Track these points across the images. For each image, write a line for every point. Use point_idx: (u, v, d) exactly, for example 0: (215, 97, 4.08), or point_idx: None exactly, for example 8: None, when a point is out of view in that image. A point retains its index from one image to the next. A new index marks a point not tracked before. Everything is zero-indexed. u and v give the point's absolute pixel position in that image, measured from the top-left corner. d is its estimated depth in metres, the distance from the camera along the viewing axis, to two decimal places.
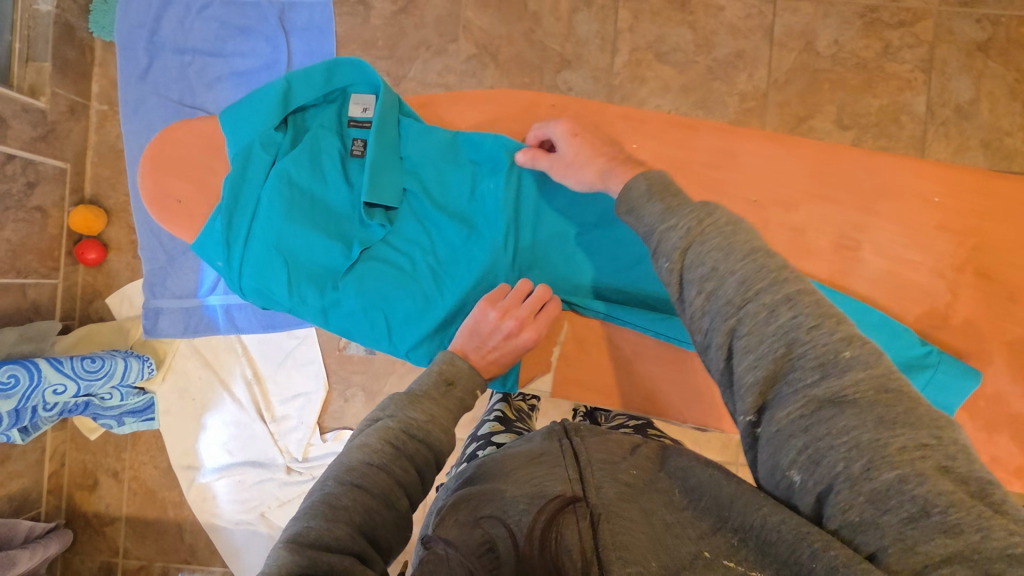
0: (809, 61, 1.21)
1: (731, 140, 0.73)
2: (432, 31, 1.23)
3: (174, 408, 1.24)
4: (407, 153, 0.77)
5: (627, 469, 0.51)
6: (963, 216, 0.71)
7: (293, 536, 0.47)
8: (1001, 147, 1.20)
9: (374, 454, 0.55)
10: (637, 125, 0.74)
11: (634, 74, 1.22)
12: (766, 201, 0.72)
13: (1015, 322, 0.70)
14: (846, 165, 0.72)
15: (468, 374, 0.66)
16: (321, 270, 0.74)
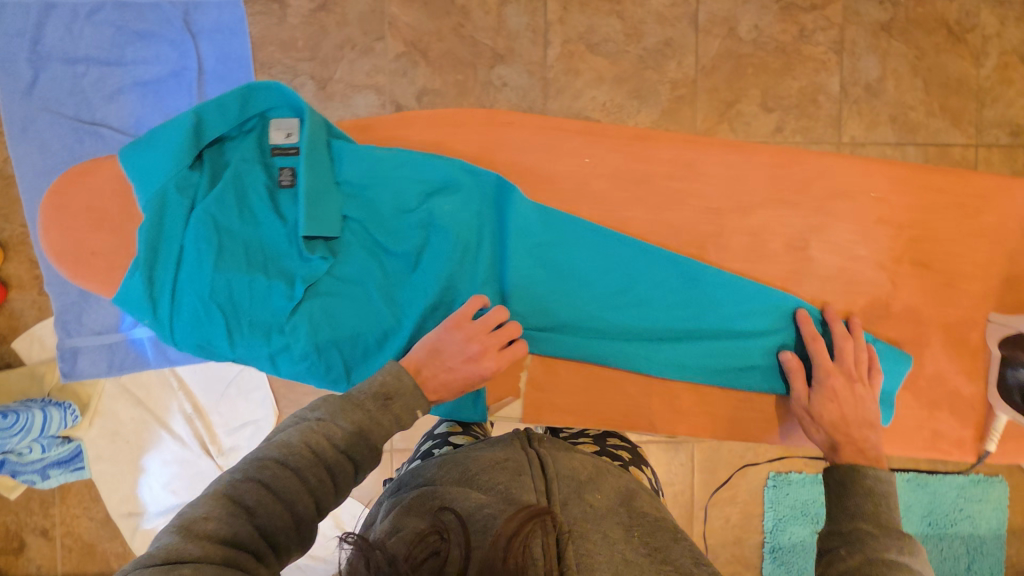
0: (733, 46, 1.24)
1: (686, 151, 0.86)
2: (356, 29, 1.17)
3: (106, 454, 1.13)
4: (343, 177, 0.79)
5: (591, 492, 0.67)
6: (904, 211, 0.85)
7: (187, 523, 0.48)
8: (907, 121, 1.29)
9: (291, 456, 0.55)
10: (592, 141, 0.86)
11: (568, 67, 1.21)
12: (724, 209, 0.85)
13: (953, 305, 0.85)
14: (799, 167, 0.85)
15: (411, 394, 0.65)
16: (264, 315, 0.75)
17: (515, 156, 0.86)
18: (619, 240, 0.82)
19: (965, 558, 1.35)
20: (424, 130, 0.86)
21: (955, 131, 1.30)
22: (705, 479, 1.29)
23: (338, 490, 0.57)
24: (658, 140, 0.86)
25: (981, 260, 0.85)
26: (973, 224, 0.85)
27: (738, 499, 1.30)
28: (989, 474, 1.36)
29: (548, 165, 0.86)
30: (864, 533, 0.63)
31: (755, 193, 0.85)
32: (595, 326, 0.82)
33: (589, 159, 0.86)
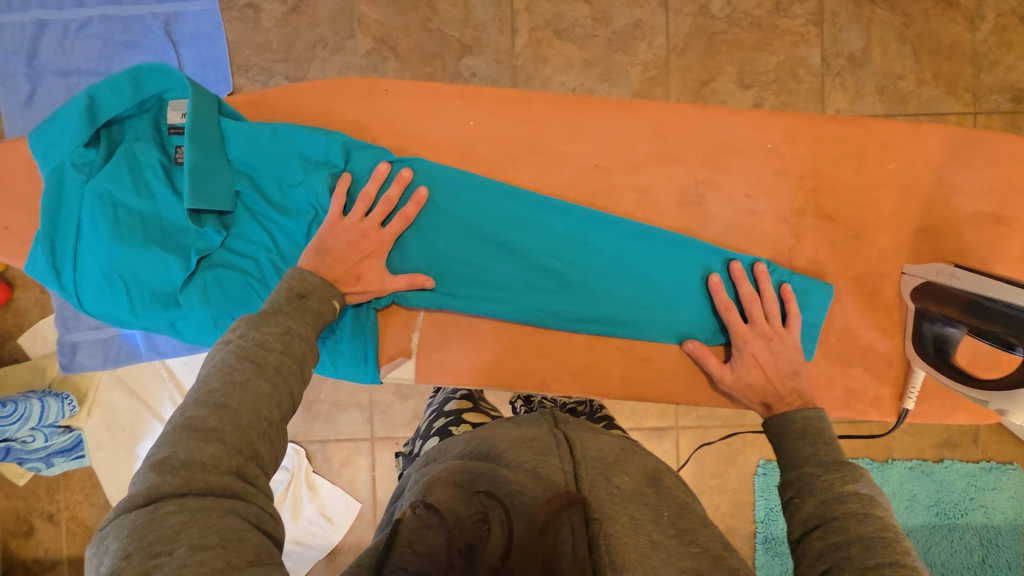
0: (705, 24, 1.22)
1: (569, 112, 0.85)
2: (327, 29, 1.20)
3: (104, 443, 1.20)
4: (234, 154, 0.78)
5: (619, 475, 0.58)
6: (797, 162, 0.83)
7: (160, 460, 0.49)
8: (895, 91, 1.24)
9: (232, 374, 0.55)
10: (472, 105, 0.85)
11: (536, 54, 1.22)
12: (609, 165, 0.84)
13: (857, 259, 0.83)
14: (683, 125, 0.84)
15: (320, 287, 0.68)
16: (162, 287, 0.76)
17: (398, 123, 0.84)
18: (518, 196, 0.81)
19: (978, 551, 1.26)
20: (313, 101, 0.84)
21: (949, 99, 1.24)
22: (692, 467, 1.26)
23: (292, 393, 0.58)
24: (535, 103, 0.85)
25: (886, 209, 0.83)
26: (876, 172, 0.83)
27: (727, 488, 1.27)
28: (1003, 461, 1.27)
29: (429, 131, 0.84)
30: (807, 475, 0.60)
31: (637, 150, 0.85)
32: (496, 282, 0.80)
33: (473, 122, 0.85)
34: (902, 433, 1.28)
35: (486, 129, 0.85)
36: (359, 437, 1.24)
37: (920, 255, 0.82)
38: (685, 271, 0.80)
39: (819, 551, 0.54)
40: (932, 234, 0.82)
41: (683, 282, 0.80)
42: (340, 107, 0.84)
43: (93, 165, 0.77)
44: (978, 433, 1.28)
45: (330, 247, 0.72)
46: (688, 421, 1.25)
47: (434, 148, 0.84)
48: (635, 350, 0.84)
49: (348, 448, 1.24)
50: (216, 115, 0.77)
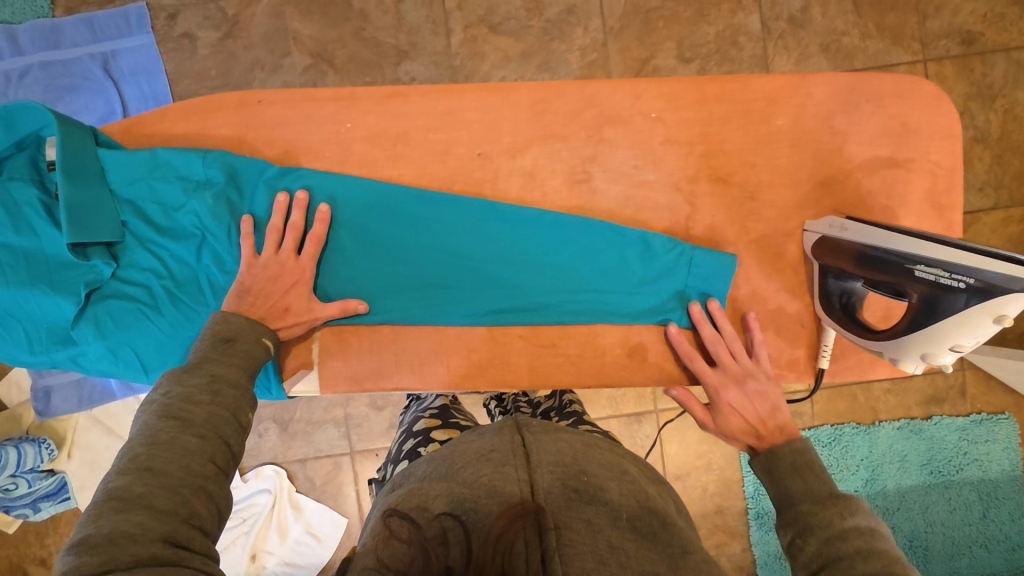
0: (639, 3, 1.21)
1: (444, 100, 0.81)
2: (263, 50, 1.21)
3: (88, 483, 1.21)
4: (115, 184, 0.77)
5: (576, 473, 0.59)
6: (684, 127, 0.81)
7: (82, 539, 0.50)
8: (841, 48, 1.22)
9: (158, 434, 0.58)
10: (349, 106, 0.81)
11: (473, 51, 1.21)
12: (492, 151, 0.81)
13: (756, 220, 0.81)
14: (565, 100, 0.81)
15: (248, 329, 0.70)
16: (59, 322, 0.76)
17: (277, 131, 0.80)
18: (408, 194, 0.80)
19: (978, 506, 1.22)
20: (194, 120, 0.80)
21: (897, 50, 1.22)
22: (675, 450, 1.24)
23: (226, 440, 0.61)
24: (413, 96, 0.81)
25: (781, 166, 0.80)
26: (766, 129, 0.80)
27: (713, 467, 1.24)
28: (994, 412, 1.24)
29: (305, 138, 0.81)
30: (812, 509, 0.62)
31: (518, 133, 0.81)
32: (407, 287, 0.80)
33: (351, 124, 0.81)
34: (886, 393, 1.25)
35: (363, 129, 0.81)
36: (337, 452, 1.24)
37: (825, 210, 0.80)
38: (573, 257, 0.79)
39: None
40: (835, 185, 0.80)
41: (580, 269, 0.80)
42: (216, 123, 0.81)
43: None
44: (965, 385, 1.24)
45: (251, 287, 0.73)
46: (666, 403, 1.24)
47: (312, 153, 0.81)
48: (538, 336, 0.81)
49: (328, 464, 1.24)
50: (91, 147, 0.76)
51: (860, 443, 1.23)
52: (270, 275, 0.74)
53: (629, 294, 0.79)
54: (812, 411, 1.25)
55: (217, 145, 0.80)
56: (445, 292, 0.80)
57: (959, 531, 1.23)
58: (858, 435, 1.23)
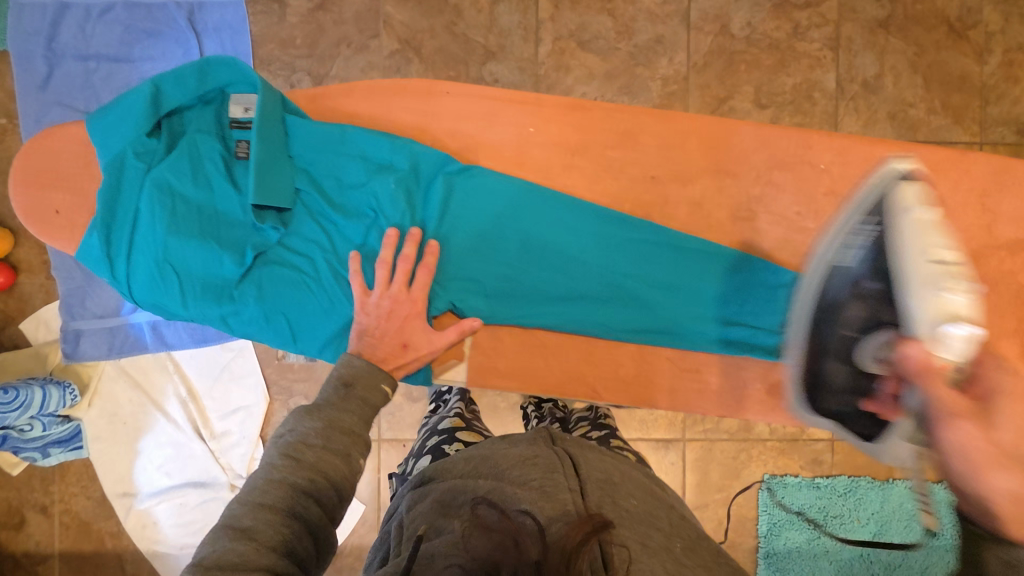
0: (724, 44, 1.25)
1: (624, 120, 0.80)
2: (353, 27, 1.21)
3: (104, 434, 1.17)
4: (295, 152, 0.77)
5: (624, 497, 0.62)
6: (847, 182, 0.78)
7: (199, 562, 0.51)
8: (906, 118, 1.27)
9: (274, 471, 0.58)
10: (532, 110, 0.81)
11: (558, 63, 1.23)
12: (664, 177, 0.80)
13: None
14: (742, 137, 0.80)
15: (367, 372, 0.69)
16: (217, 279, 0.75)
17: (455, 125, 0.81)
18: (577, 207, 0.79)
19: None
20: (377, 103, 0.81)
21: (957, 128, 1.27)
22: (696, 478, 1.27)
23: (334, 484, 0.59)
24: (595, 111, 0.80)
25: None
26: None
27: (731, 502, 1.28)
28: None
29: (487, 135, 0.81)
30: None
31: (691, 164, 0.80)
32: (555, 302, 0.79)
33: (534, 129, 0.81)
34: None
35: (543, 135, 0.81)
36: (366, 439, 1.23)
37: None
38: (735, 298, 0.78)
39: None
40: (976, 259, 0.81)
41: (737, 311, 0.78)
42: (393, 107, 0.81)
43: (153, 156, 0.75)
44: None
45: (367, 327, 0.74)
46: (694, 433, 1.27)
47: (487, 150, 0.81)
48: (681, 361, 0.81)
49: None
50: (281, 112, 0.76)
51: (874, 498, 1.27)
52: (384, 300, 0.74)
53: (788, 342, 0.78)
54: (830, 459, 1.28)
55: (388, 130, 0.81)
56: (599, 313, 0.79)
57: None
58: (874, 490, 1.27)
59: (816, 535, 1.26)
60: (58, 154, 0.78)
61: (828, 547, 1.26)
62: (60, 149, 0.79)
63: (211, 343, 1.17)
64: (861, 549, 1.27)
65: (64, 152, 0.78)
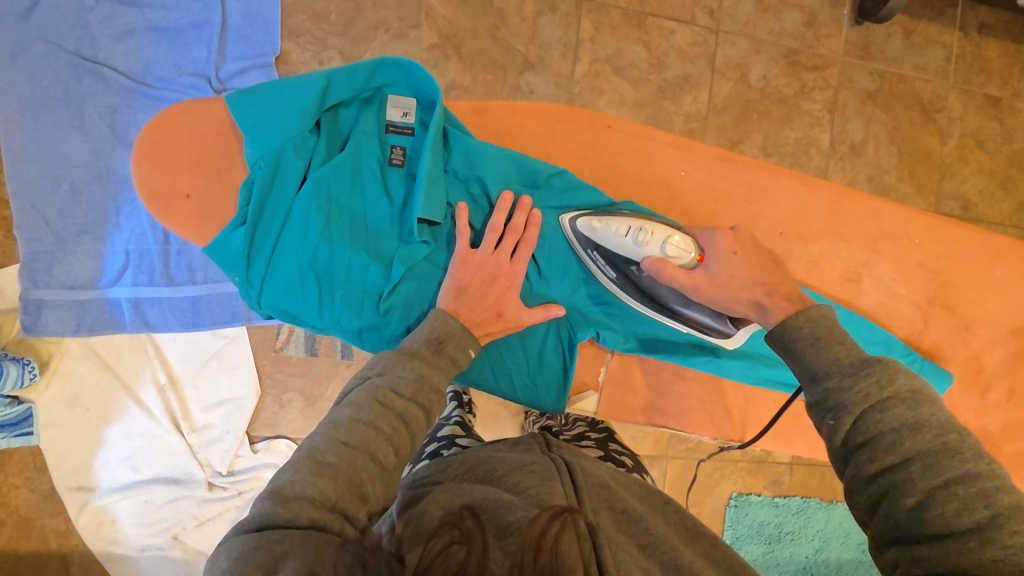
0: (742, 91, 1.33)
1: (765, 176, 0.85)
2: (393, 13, 1.15)
3: (61, 420, 1.05)
4: (453, 166, 0.77)
5: (620, 499, 0.58)
6: (935, 257, 0.86)
7: (277, 489, 0.48)
8: (881, 183, 1.43)
9: (361, 411, 0.54)
10: (687, 155, 0.84)
11: (593, 84, 1.26)
12: (790, 235, 0.85)
13: (965, 346, 0.86)
14: (858, 207, 0.85)
15: (460, 335, 0.66)
16: (359, 290, 0.73)
17: (614, 159, 0.84)
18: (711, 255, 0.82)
19: None
20: (541, 124, 0.83)
21: (918, 197, 1.45)
22: (673, 492, 1.35)
23: (414, 437, 0.56)
24: (739, 164, 0.85)
25: (991, 308, 0.87)
26: (987, 275, 0.86)
27: (702, 517, 1.37)
28: None
29: (638, 171, 0.84)
30: (835, 390, 0.58)
31: (815, 223, 0.85)
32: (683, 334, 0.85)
33: (685, 173, 0.84)
34: None
35: (694, 181, 0.84)
36: None
37: (1011, 352, 0.87)
38: None
39: (872, 476, 0.54)
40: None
41: None
42: (560, 137, 0.83)
43: (311, 155, 0.73)
44: None
45: (467, 286, 0.72)
46: (677, 452, 1.34)
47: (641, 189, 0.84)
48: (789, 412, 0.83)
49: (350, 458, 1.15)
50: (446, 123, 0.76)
51: (820, 517, 1.41)
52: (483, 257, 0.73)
53: None
54: (789, 481, 1.41)
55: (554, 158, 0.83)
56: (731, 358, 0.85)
57: None
58: (821, 509, 1.41)
59: (770, 549, 1.39)
60: (187, 131, 0.75)
61: (778, 559, 1.39)
62: (188, 125, 0.75)
63: (202, 328, 1.06)
64: (804, 563, 1.40)
65: (192, 130, 0.75)
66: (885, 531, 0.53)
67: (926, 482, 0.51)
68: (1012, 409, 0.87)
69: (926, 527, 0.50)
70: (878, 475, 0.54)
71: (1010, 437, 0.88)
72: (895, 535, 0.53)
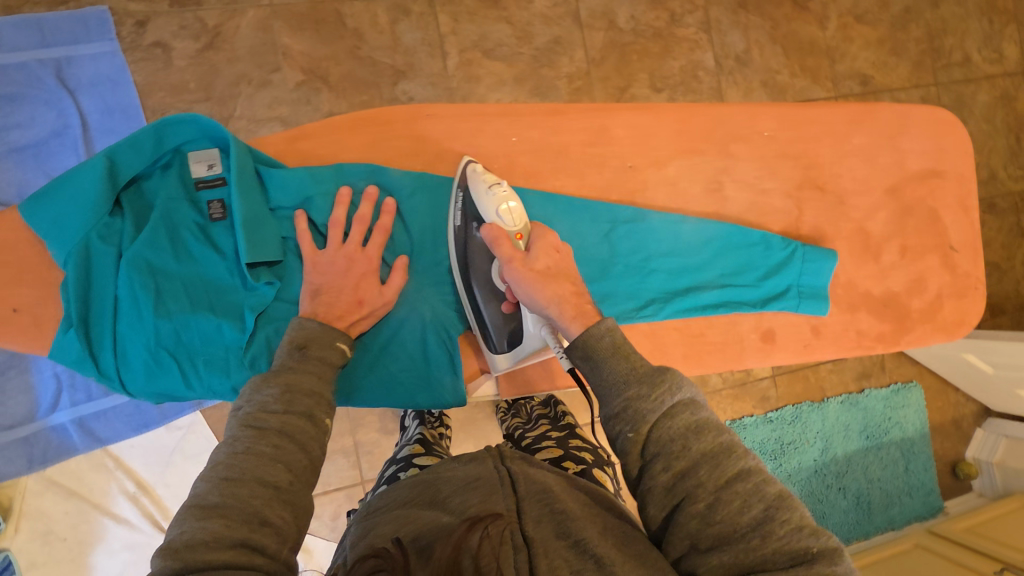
0: (615, 37, 1.34)
1: (599, 117, 0.83)
2: (249, 64, 1.15)
3: (40, 558, 1.04)
4: (277, 204, 0.73)
5: (564, 504, 0.57)
6: (789, 142, 0.88)
7: (166, 544, 0.44)
8: (776, 84, 1.44)
9: (236, 443, 0.50)
10: (515, 120, 0.82)
11: (468, 74, 1.26)
12: (642, 164, 0.84)
13: (846, 218, 0.88)
14: (700, 120, 0.86)
15: (323, 333, 0.62)
16: (219, 352, 0.71)
17: (448, 143, 0.80)
18: (566, 205, 0.80)
19: (902, 461, 1.50)
20: (358, 136, 0.79)
21: (816, 87, 1.47)
22: None
23: (302, 447, 0.52)
24: (571, 112, 0.83)
25: (860, 176, 0.89)
26: (848, 146, 0.88)
27: None
28: (905, 382, 1.52)
29: (475, 148, 0.81)
30: (634, 400, 0.56)
31: (664, 147, 0.85)
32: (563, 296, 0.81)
33: (517, 137, 0.81)
34: (830, 373, 1.48)
35: (530, 143, 0.81)
36: (347, 485, 1.16)
37: (891, 212, 0.89)
38: (739, 272, 0.84)
39: (668, 485, 0.54)
40: (899, 191, 0.90)
41: (742, 279, 0.84)
42: (385, 139, 0.79)
43: (122, 237, 0.70)
44: (884, 361, 1.51)
45: (321, 286, 0.68)
46: None
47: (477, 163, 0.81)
48: (688, 329, 0.85)
49: (337, 501, 1.16)
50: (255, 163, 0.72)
51: (816, 419, 1.44)
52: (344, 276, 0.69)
53: (781, 302, 0.84)
54: (776, 394, 1.43)
55: (391, 154, 0.79)
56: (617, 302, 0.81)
57: (891, 484, 1.48)
58: (815, 411, 1.44)
59: (779, 463, 1.40)
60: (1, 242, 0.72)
61: (789, 471, 1.41)
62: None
63: (155, 425, 1.04)
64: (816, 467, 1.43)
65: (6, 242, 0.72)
66: (680, 550, 0.53)
67: (714, 484, 0.52)
68: (909, 264, 0.89)
69: (716, 529, 0.51)
70: (673, 484, 0.54)
71: (916, 292, 0.89)
72: (691, 550, 0.52)
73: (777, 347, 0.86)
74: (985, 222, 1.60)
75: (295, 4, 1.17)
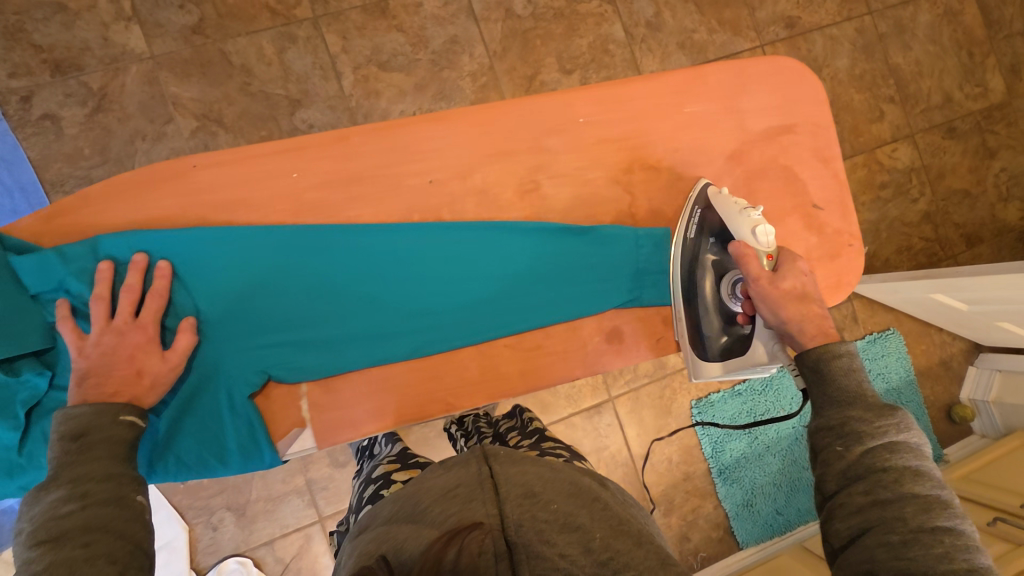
0: (515, 26, 1.30)
1: (389, 134, 0.70)
2: (141, 119, 1.14)
3: None
4: (36, 290, 0.63)
5: (543, 505, 0.52)
6: (612, 125, 0.75)
7: None
8: (694, 44, 1.38)
9: (36, 561, 0.50)
10: (293, 154, 0.68)
11: (367, 90, 1.23)
12: (445, 176, 0.72)
13: (687, 197, 0.77)
14: (504, 118, 0.73)
15: (97, 415, 0.58)
16: None
17: (211, 197, 0.67)
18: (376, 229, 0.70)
19: None
20: (121, 205, 0.66)
21: (739, 39, 1.40)
22: (637, 432, 1.31)
23: (121, 534, 0.53)
24: (354, 137, 0.70)
25: (697, 148, 0.77)
26: (679, 117, 0.77)
27: (673, 438, 1.33)
28: (883, 330, 1.45)
29: (243, 195, 0.68)
30: (856, 421, 0.58)
31: (467, 153, 0.72)
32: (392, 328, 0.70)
33: (298, 174, 0.69)
34: None
35: (314, 181, 0.69)
36: (305, 524, 1.15)
37: (737, 180, 0.79)
38: (562, 272, 0.74)
39: (860, 508, 0.54)
40: (743, 156, 0.79)
41: (566, 280, 0.74)
42: (153, 201, 0.66)
43: None
44: (855, 313, 1.45)
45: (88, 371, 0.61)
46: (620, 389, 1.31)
47: (254, 209, 0.68)
48: (521, 342, 0.73)
49: (299, 540, 1.15)
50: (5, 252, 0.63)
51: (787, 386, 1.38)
52: (117, 352, 0.62)
53: (616, 294, 0.74)
54: None
55: (156, 221, 0.66)
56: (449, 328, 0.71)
57: None
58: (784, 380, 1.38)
59: (753, 437, 1.35)
60: None
61: (767, 442, 1.35)
62: None
63: None
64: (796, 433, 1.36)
65: None
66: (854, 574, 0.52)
67: (915, 524, 0.51)
68: None
69: (902, 564, 0.50)
70: (866, 508, 0.54)
71: None
72: None
73: (625, 346, 0.75)
74: (946, 148, 1.50)
75: (177, 51, 1.15)
